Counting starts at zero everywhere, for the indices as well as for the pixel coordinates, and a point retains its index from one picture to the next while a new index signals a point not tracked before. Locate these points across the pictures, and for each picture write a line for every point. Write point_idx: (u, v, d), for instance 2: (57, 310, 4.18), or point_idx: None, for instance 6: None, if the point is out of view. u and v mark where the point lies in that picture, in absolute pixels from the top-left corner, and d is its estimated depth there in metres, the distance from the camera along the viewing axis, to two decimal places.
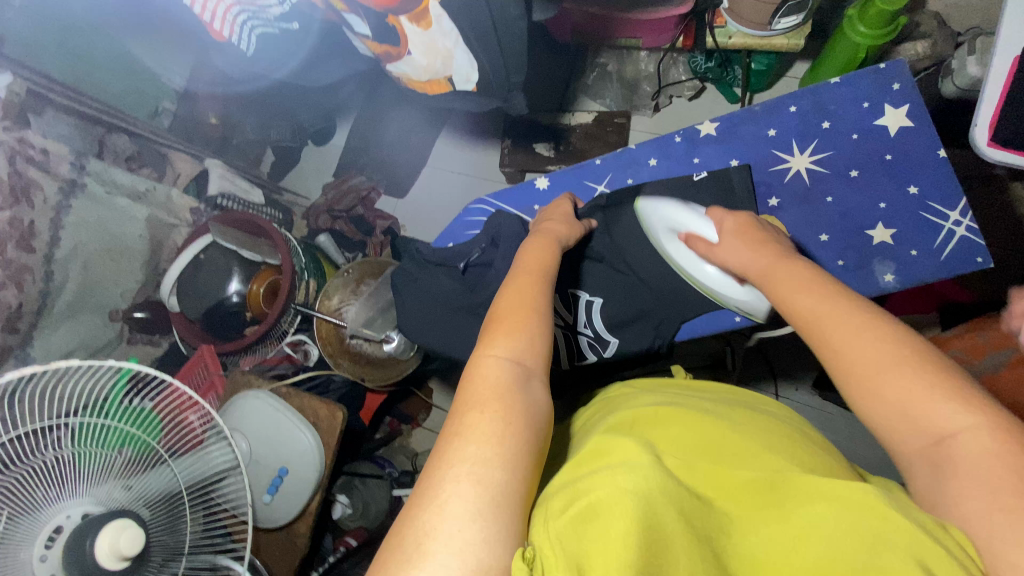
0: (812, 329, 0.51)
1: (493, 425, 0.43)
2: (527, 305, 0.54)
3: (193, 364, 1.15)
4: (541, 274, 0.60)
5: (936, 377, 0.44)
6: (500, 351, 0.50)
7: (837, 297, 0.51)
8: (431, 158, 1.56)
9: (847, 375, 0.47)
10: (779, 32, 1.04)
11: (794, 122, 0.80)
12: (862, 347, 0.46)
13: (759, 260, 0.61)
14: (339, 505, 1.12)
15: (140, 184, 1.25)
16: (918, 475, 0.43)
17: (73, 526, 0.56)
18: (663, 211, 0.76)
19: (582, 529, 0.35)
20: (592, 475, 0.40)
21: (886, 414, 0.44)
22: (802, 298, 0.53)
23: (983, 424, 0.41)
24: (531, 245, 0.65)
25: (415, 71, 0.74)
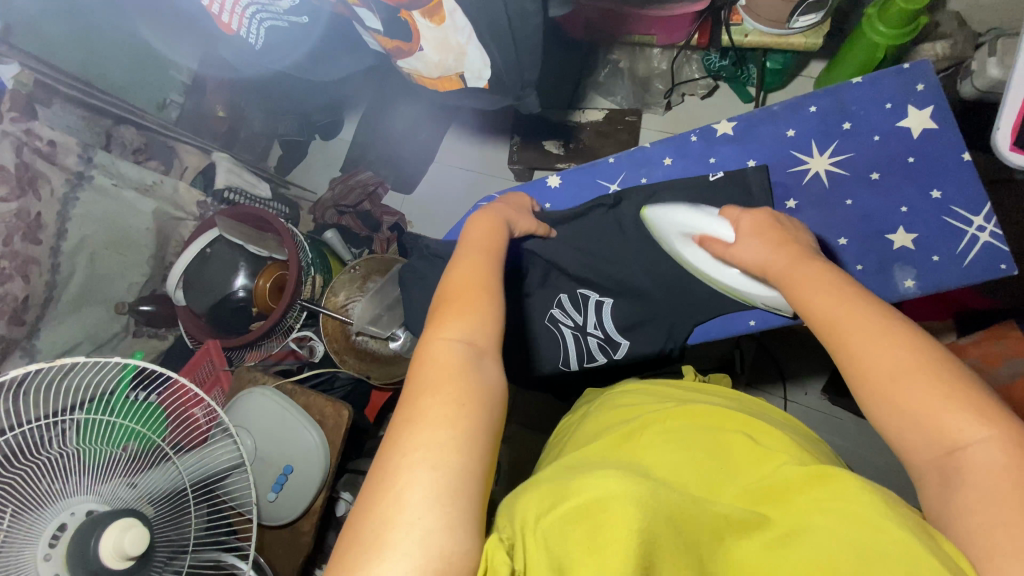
0: (828, 329, 0.48)
1: (446, 409, 0.42)
2: (477, 284, 0.53)
3: (199, 358, 1.15)
4: (492, 256, 0.59)
5: (950, 386, 0.41)
6: (450, 334, 0.48)
7: (855, 299, 0.48)
8: (439, 154, 1.55)
9: (864, 383, 0.44)
10: (797, 31, 1.02)
11: (814, 123, 0.78)
12: (876, 352, 0.44)
13: (778, 260, 0.57)
14: (343, 502, 1.12)
15: (148, 176, 1.23)
16: (928, 486, 0.41)
17: (77, 524, 0.55)
18: (675, 215, 0.74)
19: (568, 529, 0.33)
20: (587, 475, 0.38)
21: (897, 423, 0.42)
22: (815, 298, 0.50)
23: (997, 436, 0.39)
24: (475, 224, 0.65)
25: (427, 67, 0.73)
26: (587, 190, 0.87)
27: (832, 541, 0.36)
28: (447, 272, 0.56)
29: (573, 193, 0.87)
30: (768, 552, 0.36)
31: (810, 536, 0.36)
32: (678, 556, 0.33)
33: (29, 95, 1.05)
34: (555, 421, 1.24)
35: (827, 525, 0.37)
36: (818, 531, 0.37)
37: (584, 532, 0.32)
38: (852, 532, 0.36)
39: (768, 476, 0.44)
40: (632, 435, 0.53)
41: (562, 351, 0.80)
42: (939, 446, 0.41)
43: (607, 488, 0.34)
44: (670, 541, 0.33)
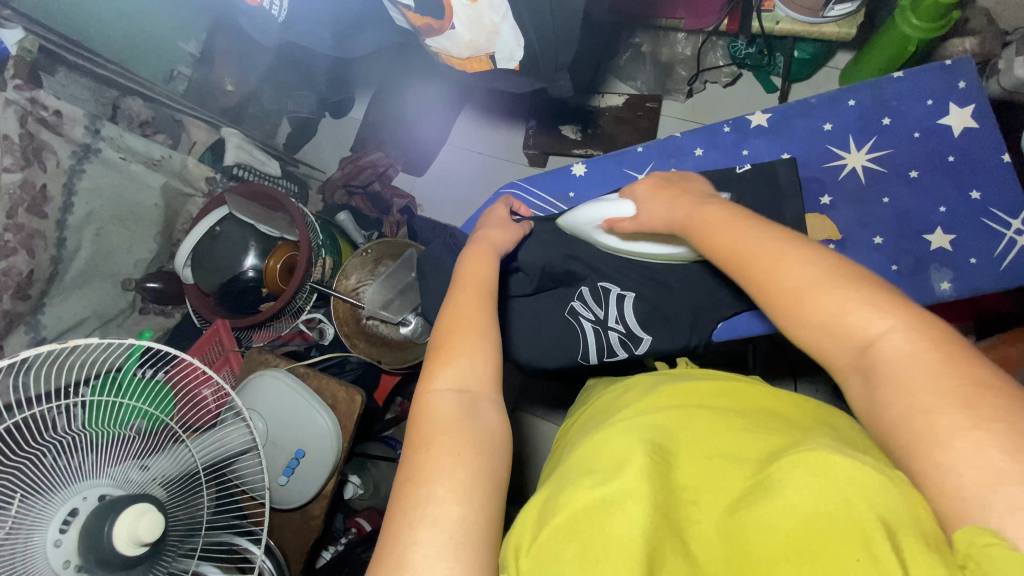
0: (733, 259, 0.51)
1: (441, 461, 0.44)
2: (468, 324, 0.53)
3: (208, 338, 1.14)
4: (479, 286, 0.58)
5: (849, 285, 0.44)
6: (441, 382, 0.49)
7: (749, 228, 0.51)
8: (451, 135, 1.52)
9: (773, 303, 0.47)
10: (830, 20, 0.99)
11: (852, 117, 0.76)
12: (781, 272, 0.46)
13: (679, 211, 0.61)
14: (350, 485, 1.13)
15: (156, 151, 1.19)
16: (852, 387, 0.44)
17: (89, 509, 0.55)
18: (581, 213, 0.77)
19: (560, 547, 0.35)
20: (569, 484, 0.40)
21: (814, 331, 0.44)
22: (721, 233, 0.53)
23: (901, 321, 0.41)
24: (470, 257, 0.63)
25: (456, 47, 0.68)
26: (612, 179, 0.85)
27: (793, 493, 0.34)
28: (440, 309, 0.56)
29: (599, 182, 0.85)
30: (732, 519, 0.36)
31: (775, 492, 0.35)
32: (662, 543, 0.34)
33: (34, 63, 1.02)
34: (563, 411, 1.23)
35: (789, 476, 0.36)
36: (778, 485, 0.36)
37: (574, 550, 0.34)
38: (807, 479, 0.35)
39: (739, 450, 0.43)
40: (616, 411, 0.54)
41: (582, 343, 0.79)
42: (854, 344, 0.43)
43: (591, 495, 0.37)
44: (664, 538, 0.35)
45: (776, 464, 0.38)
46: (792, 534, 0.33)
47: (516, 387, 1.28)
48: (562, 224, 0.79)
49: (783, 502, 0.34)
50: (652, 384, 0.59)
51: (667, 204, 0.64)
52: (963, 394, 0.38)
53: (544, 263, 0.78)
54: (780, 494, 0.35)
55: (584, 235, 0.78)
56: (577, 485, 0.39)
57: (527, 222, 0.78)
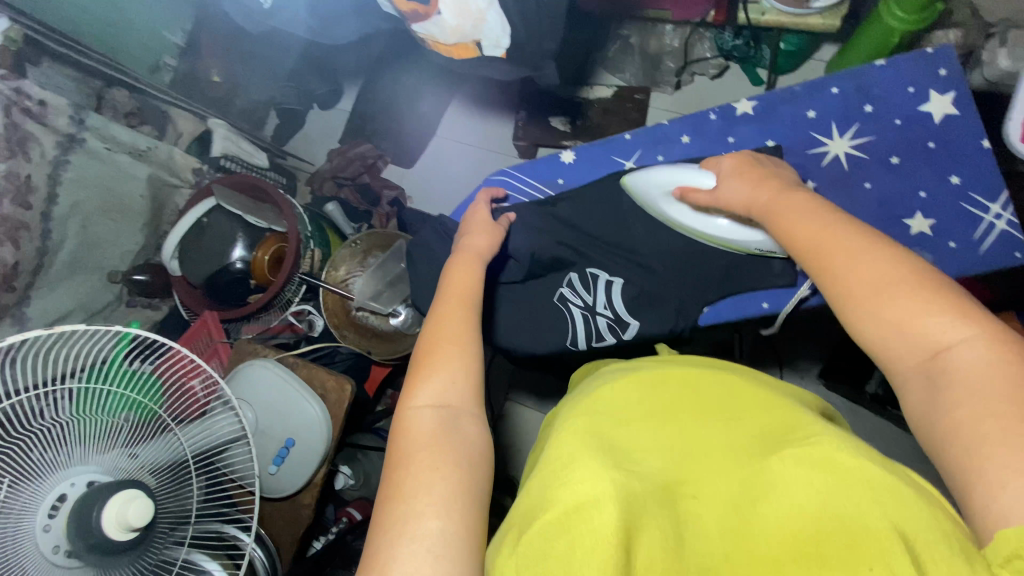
0: (813, 254, 0.52)
1: (422, 476, 0.44)
2: (451, 338, 0.54)
3: (195, 330, 1.13)
4: (465, 300, 0.58)
5: (934, 292, 0.46)
6: (422, 398, 0.50)
7: (836, 224, 0.53)
8: (440, 127, 1.51)
9: (849, 299, 0.48)
10: (815, 11, 1.00)
11: (836, 104, 0.77)
12: (864, 273, 0.48)
13: (760, 196, 0.63)
14: (342, 476, 1.14)
15: (141, 141, 1.18)
16: (912, 390, 0.45)
17: (77, 495, 0.55)
18: (655, 177, 0.77)
19: (549, 542, 0.34)
20: (559, 476, 0.38)
21: (886, 332, 0.46)
22: (803, 228, 0.55)
23: (976, 334, 0.43)
24: (455, 267, 0.63)
25: (442, 33, 0.67)
26: (601, 166, 0.85)
27: (790, 499, 0.35)
28: (425, 323, 0.57)
29: (587, 169, 0.85)
30: (737, 516, 0.36)
31: (776, 494, 0.36)
32: (657, 537, 0.34)
33: (19, 53, 1.00)
34: (553, 400, 1.24)
35: (794, 481, 0.36)
36: (781, 488, 0.36)
37: (564, 545, 0.33)
38: (815, 485, 0.35)
39: (727, 437, 0.43)
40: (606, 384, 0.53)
41: (570, 329, 0.80)
42: (924, 349, 0.44)
43: (584, 489, 0.35)
44: (652, 529, 0.34)
45: (777, 462, 0.38)
46: (800, 536, 0.33)
47: (506, 377, 1.29)
48: (627, 181, 0.79)
49: (785, 506, 0.35)
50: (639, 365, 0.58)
51: (751, 191, 0.64)
52: None
53: (535, 250, 0.78)
54: (782, 498, 0.35)
55: (645, 199, 0.78)
56: (567, 478, 0.37)
57: (506, 215, 0.79)
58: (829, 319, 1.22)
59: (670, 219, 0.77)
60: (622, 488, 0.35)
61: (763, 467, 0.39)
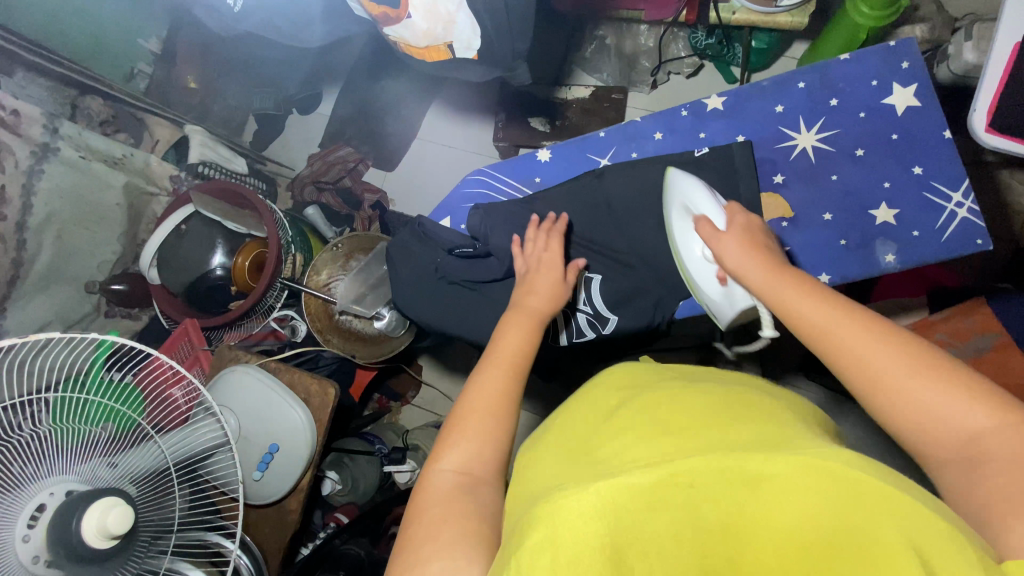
0: (823, 338, 0.47)
1: (432, 526, 0.44)
2: (486, 407, 0.51)
3: (176, 339, 1.10)
4: (513, 365, 0.55)
5: (962, 380, 0.42)
6: (447, 460, 0.49)
7: (840, 305, 0.48)
8: (421, 130, 1.51)
9: (876, 391, 0.44)
10: (783, 9, 1.02)
11: (802, 99, 0.79)
12: (881, 364, 0.43)
13: (750, 266, 0.56)
14: (328, 481, 1.12)
15: (116, 149, 1.19)
16: (947, 475, 0.41)
17: (56, 504, 0.54)
18: (685, 189, 0.70)
19: (535, 559, 0.32)
20: (550, 498, 0.36)
21: (918, 419, 0.42)
22: (800, 309, 0.49)
23: (1005, 420, 0.40)
24: (507, 329, 0.59)
25: (413, 37, 0.68)
26: (576, 164, 0.86)
27: (785, 504, 0.31)
28: (468, 381, 0.54)
29: (563, 167, 0.86)
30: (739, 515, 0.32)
31: (777, 495, 0.32)
32: (649, 553, 0.31)
33: None
34: (539, 399, 1.25)
35: (794, 486, 0.32)
36: (780, 494, 0.32)
37: (545, 561, 0.31)
38: (808, 494, 0.32)
39: (719, 439, 0.38)
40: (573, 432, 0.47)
41: (553, 327, 0.82)
42: (958, 435, 0.41)
43: (571, 508, 0.33)
44: (633, 537, 0.31)
45: (771, 461, 0.34)
46: (799, 547, 0.30)
47: None
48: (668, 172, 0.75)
49: (786, 514, 0.31)
50: (633, 387, 0.51)
51: (738, 260, 0.57)
52: None
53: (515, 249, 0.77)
54: (778, 504, 0.32)
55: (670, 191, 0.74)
56: (558, 495, 0.35)
57: (580, 262, 0.71)
58: None
59: (671, 231, 0.73)
60: (608, 499, 0.33)
61: (754, 460, 0.34)
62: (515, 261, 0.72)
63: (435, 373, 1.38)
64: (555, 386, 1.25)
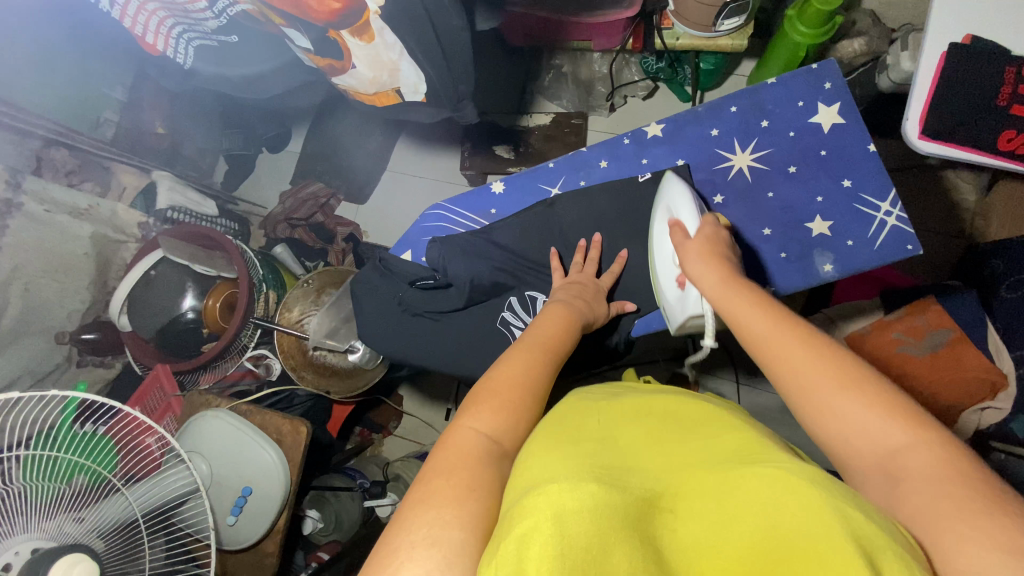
0: (768, 352, 0.48)
1: (455, 489, 0.43)
2: (522, 387, 0.53)
3: (148, 386, 1.10)
4: (550, 355, 0.57)
5: (887, 398, 0.43)
6: (478, 425, 0.49)
7: (783, 317, 0.50)
8: (391, 163, 1.54)
9: (803, 399, 0.45)
10: (723, 33, 1.08)
11: (735, 122, 0.83)
12: (807, 369, 0.45)
13: (700, 271, 0.60)
14: (309, 520, 1.08)
15: (81, 200, 1.20)
16: (870, 489, 0.42)
17: (22, 562, 0.53)
18: (672, 193, 0.72)
19: (520, 550, 0.31)
20: (533, 493, 0.36)
21: (841, 429, 0.43)
22: (749, 325, 0.51)
23: (928, 439, 0.40)
24: (546, 319, 0.63)
25: (361, 83, 0.74)
26: (530, 194, 0.89)
27: (762, 508, 0.34)
28: (502, 359, 0.56)
29: (517, 198, 0.89)
30: (715, 533, 0.34)
31: (750, 507, 0.35)
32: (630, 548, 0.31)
33: None
34: None
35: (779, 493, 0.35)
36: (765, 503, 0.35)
37: (537, 547, 0.30)
38: (782, 496, 0.34)
39: (709, 459, 0.42)
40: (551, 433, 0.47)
41: None
42: (880, 450, 0.41)
43: (559, 503, 0.33)
44: (621, 534, 0.32)
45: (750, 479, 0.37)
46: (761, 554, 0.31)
47: None
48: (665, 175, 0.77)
49: (756, 522, 0.34)
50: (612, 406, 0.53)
51: (694, 265, 0.60)
52: (973, 497, 0.36)
53: (473, 276, 0.80)
54: (758, 505, 0.35)
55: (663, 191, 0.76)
56: (543, 488, 0.35)
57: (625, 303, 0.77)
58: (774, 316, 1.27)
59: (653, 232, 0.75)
60: (596, 502, 0.34)
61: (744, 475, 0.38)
62: (556, 278, 0.77)
63: (415, 403, 1.38)
64: None
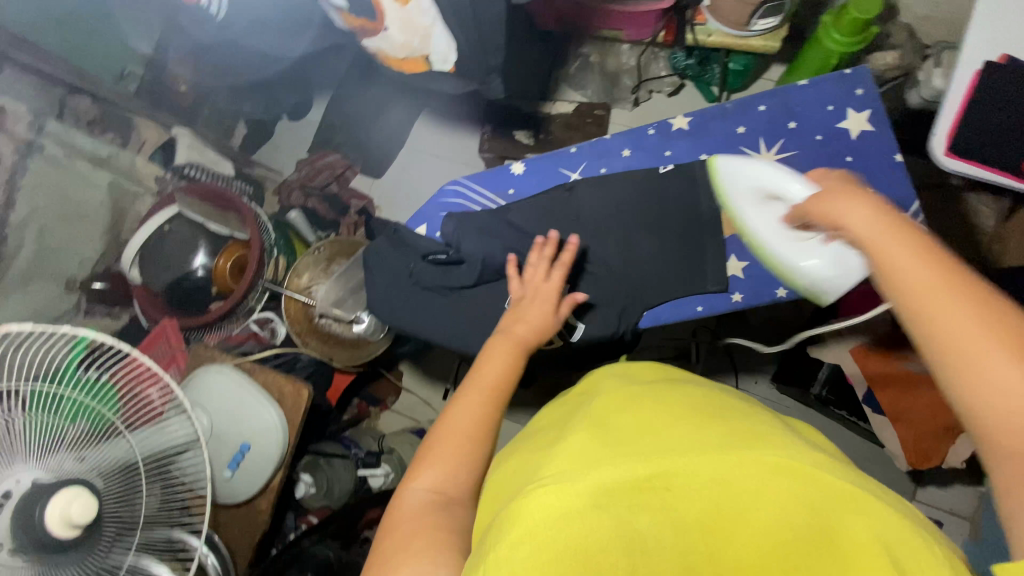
0: (921, 300, 0.45)
1: (397, 547, 0.47)
2: (461, 434, 0.55)
3: (155, 338, 1.10)
4: (492, 393, 0.58)
5: None
6: (420, 482, 0.52)
7: (950, 270, 0.46)
8: (410, 140, 1.54)
9: (959, 363, 0.43)
10: (756, 33, 1.07)
11: (762, 121, 0.82)
12: (972, 334, 0.42)
13: (833, 208, 0.56)
14: (302, 485, 1.10)
15: (101, 149, 1.23)
16: (1007, 467, 0.40)
17: (22, 493, 0.56)
18: (753, 175, 0.73)
19: (514, 551, 0.33)
20: (528, 492, 0.39)
21: (995, 403, 0.41)
22: (909, 269, 0.47)
23: None
24: (489, 355, 0.63)
25: (393, 48, 0.74)
26: (549, 177, 0.88)
27: (777, 506, 0.35)
28: (446, 407, 0.58)
29: (536, 179, 0.88)
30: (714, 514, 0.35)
31: (758, 500, 0.36)
32: (621, 545, 0.33)
33: None
34: (513, 409, 1.27)
35: (775, 488, 0.37)
36: (768, 493, 0.36)
37: (524, 554, 0.33)
38: (789, 496, 0.36)
39: (720, 437, 0.42)
40: (605, 423, 0.47)
41: None
42: None
43: (540, 507, 0.36)
44: (621, 525, 0.34)
45: (766, 479, 0.37)
46: (779, 549, 0.33)
47: None
48: (710, 164, 0.78)
49: (772, 514, 0.35)
50: (655, 393, 0.52)
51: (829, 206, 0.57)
52: None
53: (485, 255, 0.80)
54: (768, 502, 0.36)
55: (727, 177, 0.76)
56: (536, 491, 0.38)
57: (575, 292, 0.72)
58: (782, 324, 1.27)
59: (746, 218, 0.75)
60: (596, 500, 0.36)
61: (744, 461, 0.39)
62: (514, 284, 0.73)
63: (415, 380, 1.39)
64: (534, 393, 1.27)
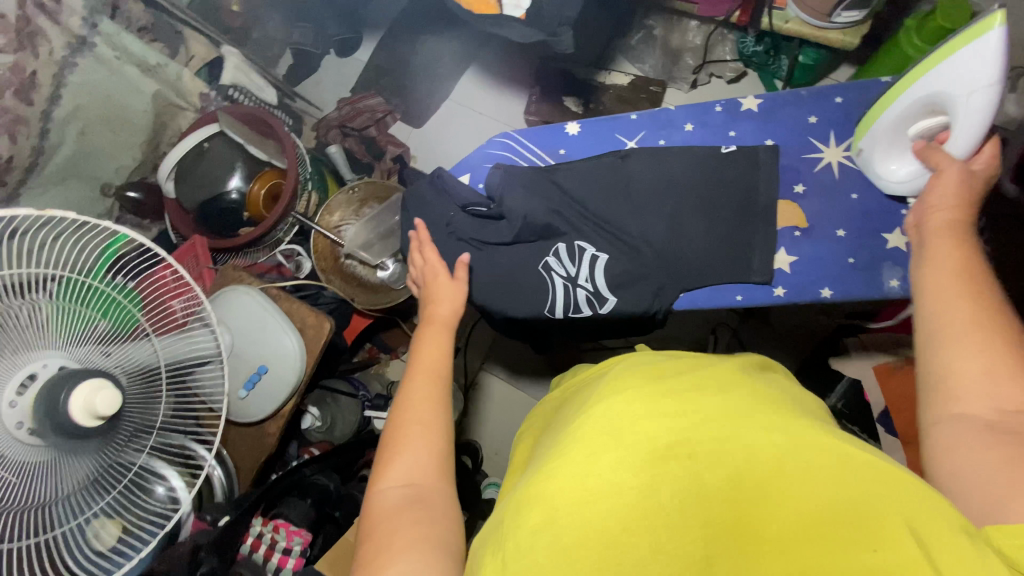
0: (930, 283, 0.53)
1: (384, 544, 0.45)
2: (416, 419, 0.54)
3: (183, 254, 1.12)
4: (435, 376, 0.58)
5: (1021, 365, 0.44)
6: (386, 481, 0.50)
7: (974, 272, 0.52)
8: (454, 94, 1.51)
9: (938, 334, 0.49)
10: (836, 26, 1.02)
11: (837, 113, 0.83)
12: (954, 313, 0.49)
13: (939, 216, 0.60)
14: (308, 416, 1.15)
15: (152, 56, 1.18)
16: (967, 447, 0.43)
17: (47, 376, 0.55)
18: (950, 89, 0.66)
19: (535, 540, 0.35)
20: (542, 469, 0.40)
21: (958, 372, 0.46)
22: (939, 257, 0.55)
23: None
24: (425, 342, 0.63)
25: None
26: (604, 142, 0.86)
27: (807, 487, 0.34)
28: (394, 402, 0.57)
29: (590, 143, 0.86)
30: (734, 485, 0.35)
31: (785, 479, 0.35)
32: (646, 526, 0.34)
33: None
34: (522, 375, 1.28)
35: (802, 464, 0.35)
36: (790, 469, 0.35)
37: (544, 543, 0.35)
38: (819, 470, 0.35)
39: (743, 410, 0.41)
40: (627, 379, 0.46)
41: (550, 296, 0.80)
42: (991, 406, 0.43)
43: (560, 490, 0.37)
44: (639, 512, 0.34)
45: (784, 457, 0.36)
46: (816, 525, 0.32)
47: (485, 347, 1.30)
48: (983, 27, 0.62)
49: (810, 494, 0.34)
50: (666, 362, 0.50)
51: (923, 208, 0.63)
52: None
53: (527, 212, 0.80)
54: (797, 481, 0.35)
55: (964, 52, 0.63)
56: (548, 472, 0.39)
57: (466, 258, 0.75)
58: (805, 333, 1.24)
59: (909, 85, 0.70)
60: (613, 485, 0.36)
61: (750, 440, 0.38)
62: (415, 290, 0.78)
63: None
64: (547, 363, 1.28)
